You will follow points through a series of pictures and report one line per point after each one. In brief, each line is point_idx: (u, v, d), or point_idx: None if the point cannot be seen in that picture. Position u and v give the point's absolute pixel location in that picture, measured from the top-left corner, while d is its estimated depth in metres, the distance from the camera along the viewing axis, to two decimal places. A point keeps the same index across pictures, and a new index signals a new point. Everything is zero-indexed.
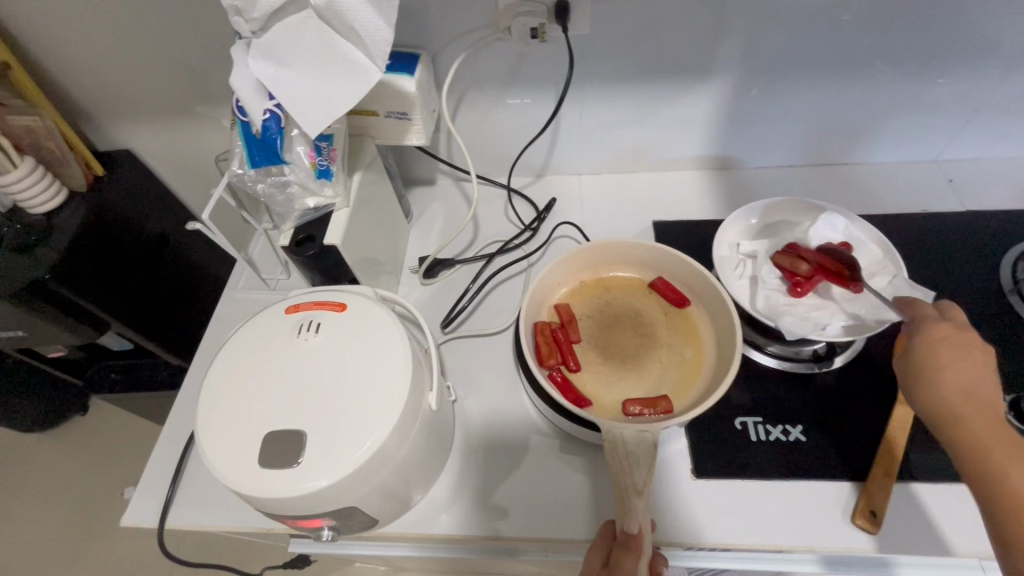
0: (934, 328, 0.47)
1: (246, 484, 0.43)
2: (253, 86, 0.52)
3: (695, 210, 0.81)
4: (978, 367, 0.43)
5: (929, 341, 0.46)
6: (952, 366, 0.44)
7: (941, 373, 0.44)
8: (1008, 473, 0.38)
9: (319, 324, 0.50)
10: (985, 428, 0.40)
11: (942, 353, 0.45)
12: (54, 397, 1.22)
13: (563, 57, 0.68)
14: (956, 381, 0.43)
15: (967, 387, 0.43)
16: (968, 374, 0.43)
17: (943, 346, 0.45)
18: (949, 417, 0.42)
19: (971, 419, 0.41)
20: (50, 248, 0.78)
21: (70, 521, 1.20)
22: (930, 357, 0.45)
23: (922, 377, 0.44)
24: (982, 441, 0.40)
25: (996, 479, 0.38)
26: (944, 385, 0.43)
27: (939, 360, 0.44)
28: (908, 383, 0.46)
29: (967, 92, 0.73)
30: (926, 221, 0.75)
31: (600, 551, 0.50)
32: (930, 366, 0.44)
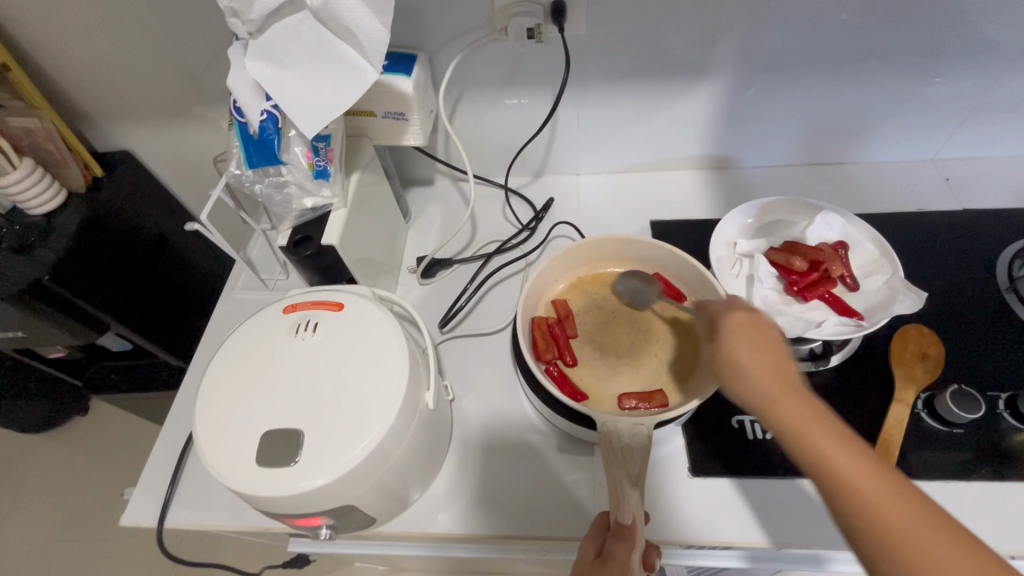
0: (737, 315, 0.41)
1: (244, 482, 0.44)
2: (250, 87, 0.52)
3: (692, 209, 0.82)
4: (767, 358, 0.38)
5: (732, 330, 0.40)
6: (759, 354, 0.39)
7: (753, 366, 0.38)
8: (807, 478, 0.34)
9: (316, 324, 0.50)
10: (807, 426, 0.35)
11: (740, 342, 0.40)
12: (54, 398, 1.22)
13: (560, 57, 0.68)
14: (762, 376, 0.37)
15: (776, 379, 0.37)
16: (761, 363, 0.38)
17: (743, 335, 0.40)
18: (772, 413, 0.36)
19: (794, 417, 0.35)
20: (50, 248, 0.78)
21: (70, 522, 1.20)
22: (738, 345, 0.39)
23: (733, 371, 0.39)
24: (821, 447, 0.33)
25: (852, 496, 0.32)
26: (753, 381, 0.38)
27: (739, 352, 0.39)
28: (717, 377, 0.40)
29: (963, 92, 0.74)
30: (922, 219, 0.75)
31: (595, 538, 0.48)
32: (732, 358, 0.39)
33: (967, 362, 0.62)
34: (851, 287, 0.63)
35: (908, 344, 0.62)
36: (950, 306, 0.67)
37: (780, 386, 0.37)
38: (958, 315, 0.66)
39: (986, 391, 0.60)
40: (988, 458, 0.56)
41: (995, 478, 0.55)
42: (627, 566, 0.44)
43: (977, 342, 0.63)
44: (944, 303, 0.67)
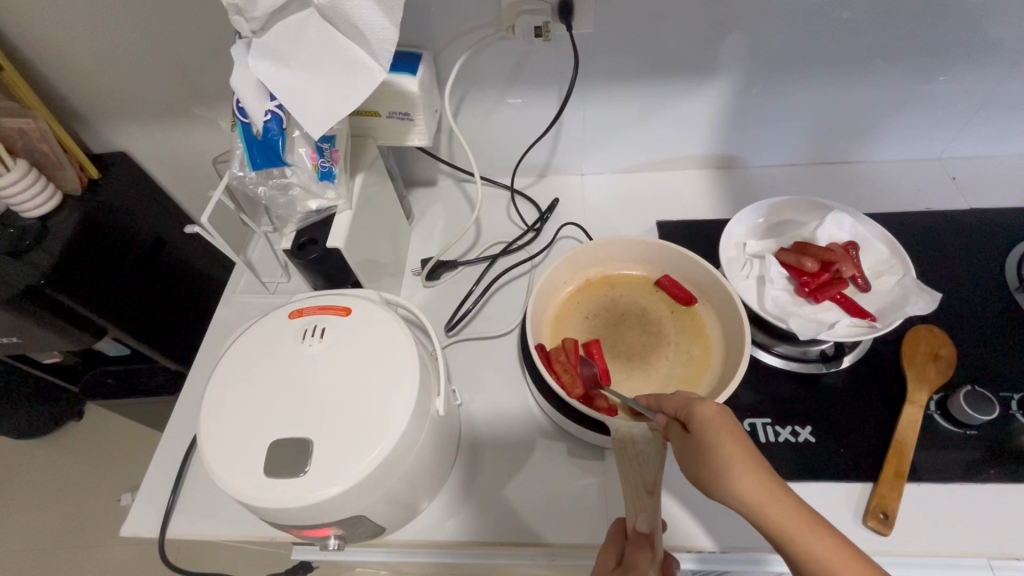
0: (705, 407, 0.42)
1: (253, 494, 0.42)
2: (254, 86, 0.51)
3: (698, 209, 0.81)
4: (740, 456, 0.39)
5: (705, 427, 0.41)
6: (736, 451, 0.40)
7: (731, 471, 0.39)
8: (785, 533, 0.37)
9: (323, 329, 0.49)
10: (793, 525, 0.37)
11: (716, 440, 0.40)
12: (49, 404, 1.20)
13: (567, 57, 0.68)
14: (748, 480, 0.38)
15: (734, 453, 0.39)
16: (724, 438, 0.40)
17: (717, 431, 0.41)
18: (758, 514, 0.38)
19: (780, 518, 0.37)
20: (45, 252, 0.76)
21: (65, 530, 1.18)
22: (711, 442, 0.40)
23: (725, 474, 0.39)
24: (801, 542, 0.36)
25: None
26: (739, 486, 0.39)
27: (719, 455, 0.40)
28: (704, 476, 0.41)
29: (971, 90, 0.73)
30: (931, 219, 0.75)
31: (614, 550, 0.47)
32: (711, 462, 0.40)
33: (979, 361, 0.62)
34: (863, 288, 0.62)
35: (919, 345, 0.61)
36: (961, 306, 0.66)
37: (765, 487, 0.38)
38: (968, 314, 0.65)
39: (999, 392, 0.60)
40: (1002, 459, 0.56)
41: (1010, 480, 0.55)
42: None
43: (988, 342, 0.63)
44: (954, 303, 0.67)
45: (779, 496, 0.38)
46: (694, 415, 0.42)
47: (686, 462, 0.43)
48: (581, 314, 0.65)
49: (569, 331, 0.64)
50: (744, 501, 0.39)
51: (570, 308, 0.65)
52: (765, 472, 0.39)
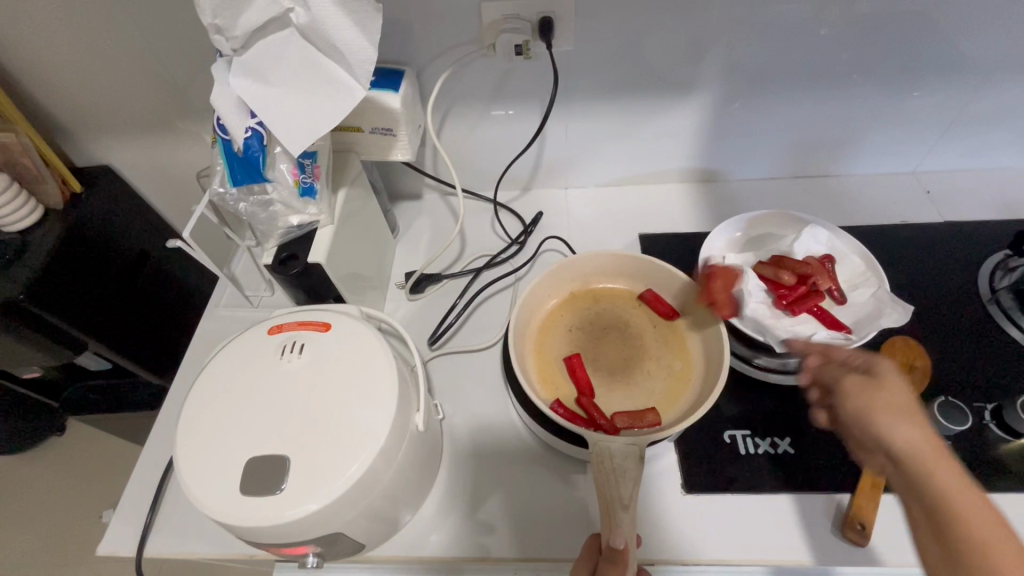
0: (884, 363, 0.41)
1: (229, 513, 0.42)
2: (235, 103, 0.51)
3: (680, 222, 0.82)
4: (913, 409, 0.37)
5: (882, 375, 0.40)
6: (904, 407, 0.37)
7: (898, 417, 0.36)
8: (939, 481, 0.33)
9: (302, 345, 0.49)
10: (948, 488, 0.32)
11: (892, 389, 0.38)
12: (29, 419, 1.18)
13: (548, 73, 0.69)
14: (911, 432, 0.35)
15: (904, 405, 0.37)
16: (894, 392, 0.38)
17: (886, 385, 0.39)
18: (913, 470, 0.34)
19: (940, 483, 0.33)
20: (24, 265, 0.75)
21: (43, 548, 1.15)
22: (874, 392, 0.38)
23: (890, 418, 0.37)
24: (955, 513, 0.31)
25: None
26: (905, 429, 0.36)
27: (888, 400, 0.38)
28: (864, 414, 0.38)
29: (942, 106, 0.75)
30: (906, 232, 0.76)
31: (587, 563, 0.48)
32: (877, 403, 0.38)
33: (953, 372, 0.63)
34: (839, 299, 0.63)
35: (895, 356, 0.62)
36: (935, 317, 0.67)
37: (933, 446, 0.35)
38: (943, 326, 0.67)
39: (973, 403, 0.61)
40: (977, 469, 0.57)
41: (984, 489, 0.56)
42: None
43: (962, 353, 0.64)
44: (929, 314, 0.68)
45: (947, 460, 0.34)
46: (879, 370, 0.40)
47: (840, 401, 0.40)
48: (564, 327, 0.65)
49: (552, 344, 0.64)
50: (904, 449, 0.35)
51: (553, 321, 0.66)
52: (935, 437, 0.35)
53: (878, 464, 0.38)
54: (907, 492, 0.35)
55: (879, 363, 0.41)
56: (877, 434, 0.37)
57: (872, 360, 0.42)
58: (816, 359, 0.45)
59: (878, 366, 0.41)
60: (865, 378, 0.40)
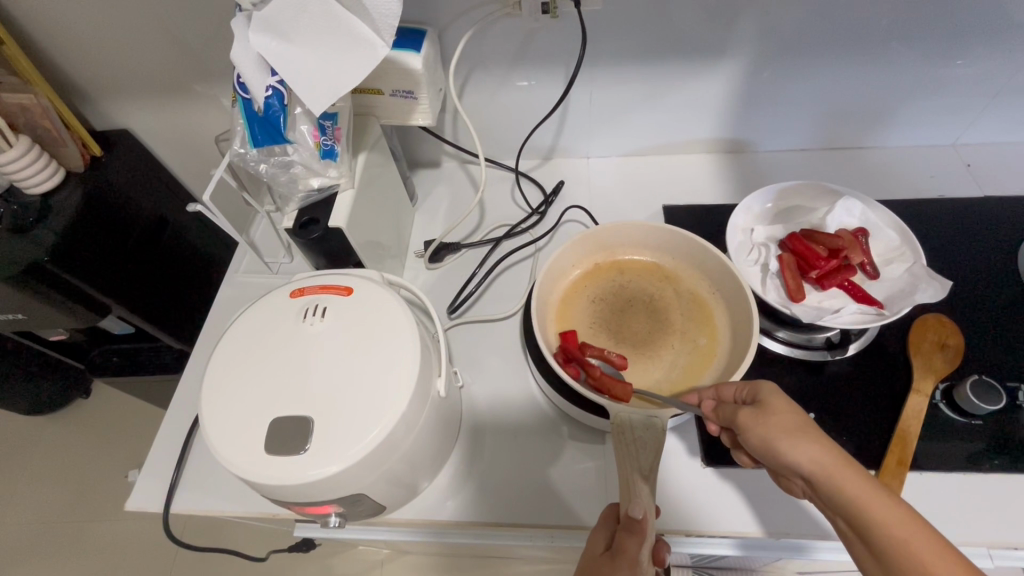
0: (767, 385, 0.45)
1: (251, 470, 0.43)
2: (255, 61, 0.50)
3: (705, 194, 0.80)
4: (807, 429, 0.40)
5: (773, 402, 0.43)
6: (805, 422, 0.41)
7: (802, 430, 0.40)
8: (837, 483, 0.37)
9: (324, 309, 0.49)
10: (867, 491, 0.36)
11: (777, 414, 0.42)
12: (57, 381, 1.21)
13: (574, 35, 0.66)
14: (816, 447, 0.39)
15: (799, 426, 0.41)
16: (785, 418, 0.41)
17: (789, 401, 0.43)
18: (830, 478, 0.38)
19: (852, 484, 0.37)
20: (49, 228, 0.76)
21: (73, 504, 1.20)
22: (789, 410, 0.42)
23: (784, 444, 0.40)
24: (873, 511, 0.35)
25: None
26: (802, 446, 0.39)
27: (782, 424, 0.41)
28: (770, 443, 0.41)
29: (990, 76, 0.71)
30: (942, 207, 0.73)
31: (605, 533, 0.47)
32: (777, 422, 0.41)
33: (987, 352, 0.61)
34: (871, 275, 0.61)
35: (927, 334, 0.60)
36: (971, 295, 0.65)
37: (835, 458, 0.38)
38: (979, 304, 0.64)
39: (1007, 382, 0.59)
40: (1007, 450, 0.56)
41: (1014, 471, 0.54)
42: (637, 561, 0.43)
43: (997, 332, 0.62)
44: (964, 292, 0.66)
45: (852, 468, 0.37)
46: (761, 390, 0.45)
47: (745, 436, 0.43)
48: (587, 298, 0.64)
49: (576, 315, 0.63)
50: (813, 466, 0.38)
51: (576, 292, 0.65)
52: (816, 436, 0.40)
53: (799, 484, 0.41)
54: (824, 501, 0.39)
55: (762, 391, 0.44)
56: (784, 459, 0.40)
57: (754, 387, 0.45)
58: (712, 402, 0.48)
59: (761, 392, 0.44)
60: (756, 409, 0.43)
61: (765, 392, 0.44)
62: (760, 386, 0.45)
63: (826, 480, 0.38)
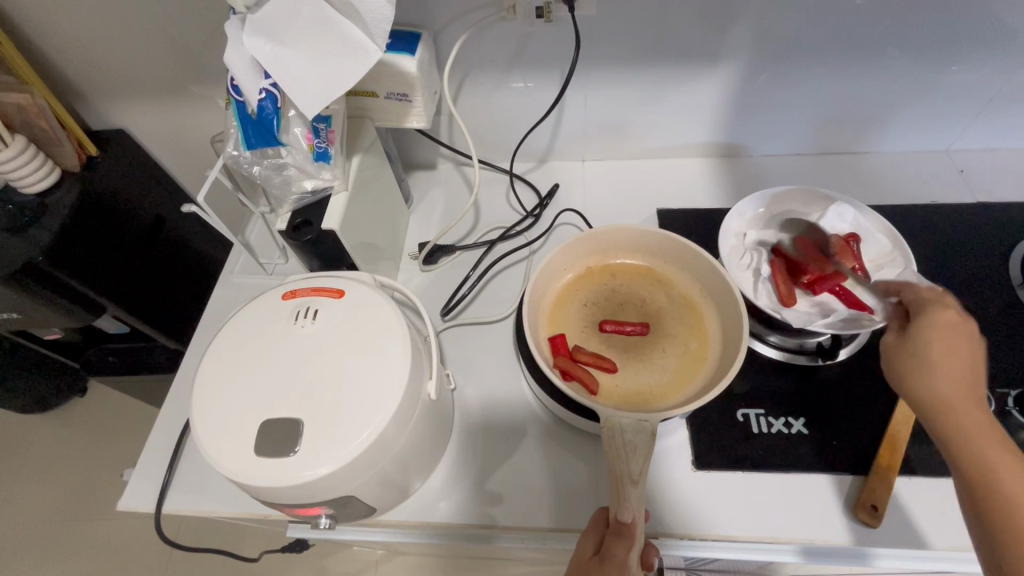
0: (949, 312, 0.44)
1: (241, 471, 0.43)
2: (248, 64, 0.50)
3: (700, 197, 0.80)
4: (969, 360, 0.42)
5: (926, 336, 0.44)
6: (956, 364, 0.42)
7: (946, 368, 0.42)
8: (955, 416, 0.41)
9: (316, 311, 0.49)
10: (980, 440, 0.39)
11: (945, 340, 0.43)
12: (53, 380, 1.22)
13: (570, 39, 0.66)
14: (951, 386, 0.42)
15: (950, 357, 0.42)
16: (942, 349, 0.43)
17: (952, 336, 0.43)
18: (944, 414, 0.41)
19: (969, 429, 0.40)
20: (44, 228, 0.76)
21: (68, 503, 1.20)
22: (942, 348, 0.43)
23: (923, 373, 0.43)
24: (976, 442, 0.39)
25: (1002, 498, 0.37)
26: (945, 379, 0.42)
27: (952, 364, 0.42)
28: (909, 369, 0.44)
29: (983, 82, 0.72)
30: (935, 212, 0.74)
31: (594, 536, 0.47)
32: (926, 352, 0.43)
33: None
34: (864, 280, 0.61)
35: None
36: (962, 301, 0.65)
37: (963, 395, 0.41)
38: (969, 310, 0.65)
39: (996, 388, 0.59)
40: None
41: None
42: (626, 564, 0.43)
43: (988, 338, 0.62)
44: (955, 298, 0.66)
45: (966, 412, 0.41)
46: (929, 318, 0.45)
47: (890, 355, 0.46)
48: (580, 302, 0.65)
49: (568, 318, 0.63)
50: (935, 401, 0.42)
51: (569, 296, 0.65)
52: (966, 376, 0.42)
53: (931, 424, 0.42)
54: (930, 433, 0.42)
55: (926, 319, 0.45)
56: (913, 386, 0.43)
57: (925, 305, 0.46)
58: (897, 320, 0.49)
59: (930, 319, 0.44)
60: (904, 342, 0.45)
61: (931, 319, 0.44)
62: (930, 312, 0.45)
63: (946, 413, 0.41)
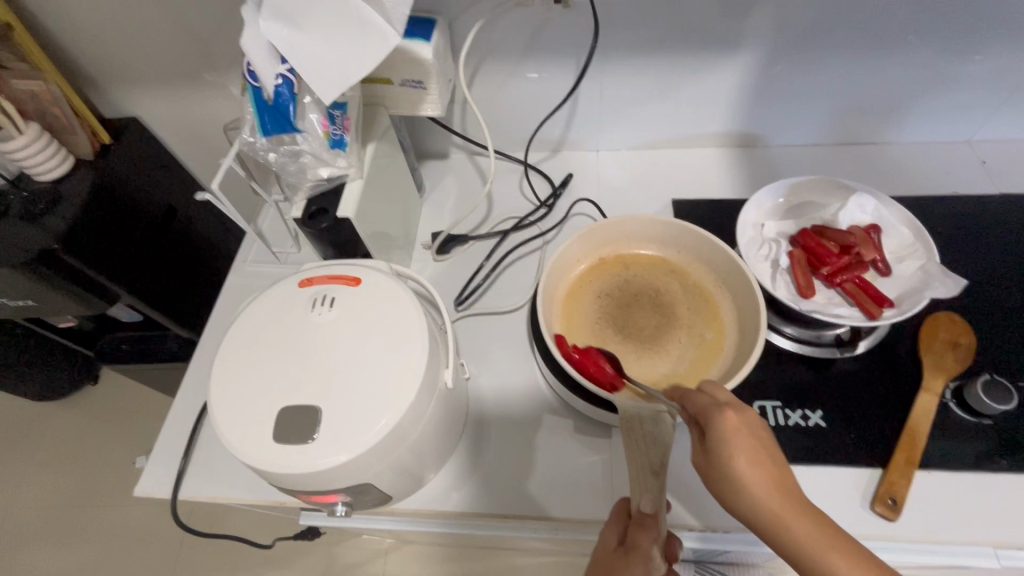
0: (729, 415, 0.40)
1: (260, 457, 0.43)
2: (265, 49, 0.50)
3: (715, 188, 0.79)
4: (758, 464, 0.39)
5: (735, 477, 0.39)
6: (763, 471, 0.39)
7: (757, 482, 0.38)
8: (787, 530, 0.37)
9: (333, 298, 0.49)
10: (819, 546, 0.36)
11: (730, 457, 0.39)
12: (67, 368, 1.23)
13: (587, 26, 0.65)
14: (763, 507, 0.38)
15: (725, 474, 0.39)
16: (730, 459, 0.39)
17: (741, 441, 0.39)
18: (778, 534, 0.37)
19: (808, 541, 0.36)
20: (59, 216, 0.76)
21: (81, 489, 1.21)
22: (739, 456, 0.39)
23: (736, 489, 0.39)
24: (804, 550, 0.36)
25: None
26: (753, 491, 0.38)
27: (728, 481, 0.39)
28: (723, 483, 0.40)
29: (1008, 71, 0.70)
30: (956, 204, 0.72)
31: (616, 527, 0.48)
32: (723, 464, 0.39)
33: (998, 350, 0.60)
34: (883, 272, 0.61)
35: (938, 332, 0.60)
36: (984, 294, 0.64)
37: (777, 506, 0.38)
38: (991, 303, 0.64)
39: (1018, 382, 0.58)
40: (1016, 450, 0.55)
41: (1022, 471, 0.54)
42: (651, 556, 0.44)
43: (1010, 332, 0.61)
44: (977, 290, 0.65)
45: (794, 525, 0.37)
46: (712, 425, 0.40)
47: (702, 468, 0.42)
48: (594, 293, 0.64)
49: (582, 309, 0.63)
50: (756, 521, 0.38)
51: (583, 287, 0.65)
52: (760, 477, 0.38)
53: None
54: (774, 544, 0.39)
55: (727, 455, 0.39)
56: (735, 503, 0.39)
57: (709, 422, 0.41)
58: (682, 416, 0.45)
59: (713, 431, 0.40)
60: (705, 454, 0.41)
61: (718, 424, 0.40)
62: (714, 412, 0.41)
63: (775, 530, 0.38)
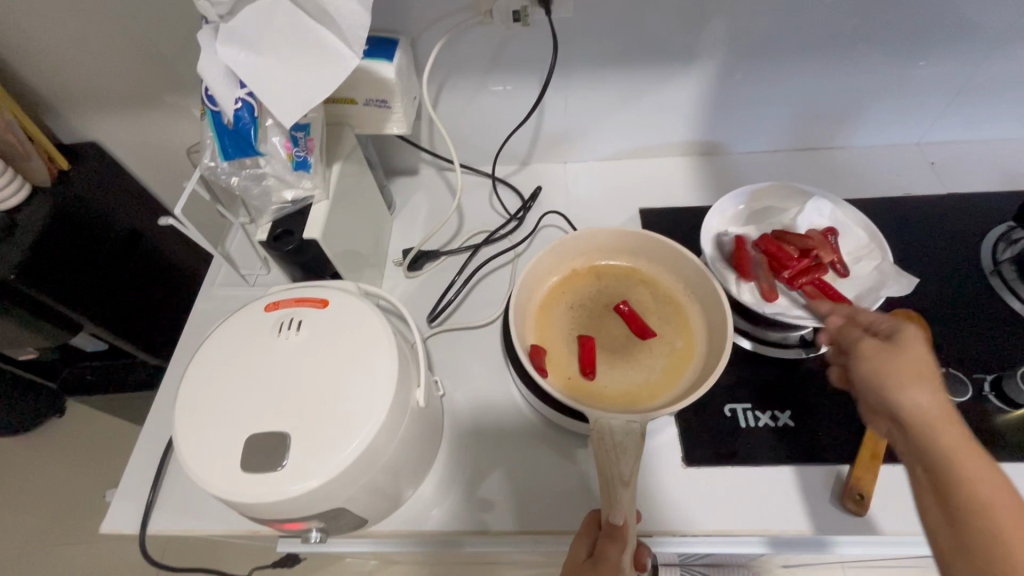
0: (916, 331, 0.42)
1: (226, 488, 0.42)
2: (222, 73, 0.49)
3: (680, 196, 0.81)
4: (933, 375, 0.39)
5: (899, 369, 0.40)
6: (933, 382, 0.39)
7: (929, 382, 0.39)
8: (936, 429, 0.37)
9: (300, 322, 0.49)
10: (964, 449, 0.35)
11: (908, 354, 0.41)
12: (28, 404, 1.18)
13: (547, 43, 0.67)
14: (931, 399, 0.38)
15: (900, 366, 0.40)
16: (908, 356, 0.41)
17: (922, 352, 0.41)
18: (922, 428, 0.38)
19: (951, 444, 0.36)
20: (13, 245, 0.74)
21: (46, 528, 1.16)
22: (919, 359, 0.40)
23: (900, 380, 0.39)
24: (948, 450, 0.36)
25: (978, 508, 0.33)
26: (920, 389, 0.39)
27: (905, 368, 0.40)
28: (882, 371, 0.40)
29: (951, 75, 0.74)
30: (908, 205, 0.75)
31: (586, 540, 0.48)
32: (895, 357, 0.41)
33: (954, 344, 0.63)
34: (842, 273, 0.62)
35: None
36: (938, 291, 0.67)
37: (942, 411, 0.38)
38: (946, 300, 0.66)
39: (973, 373, 0.61)
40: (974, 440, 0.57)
41: None
42: (619, 566, 0.44)
43: (963, 326, 0.64)
44: (931, 288, 0.67)
45: (959, 427, 0.37)
46: (902, 331, 0.43)
47: (856, 359, 0.43)
48: (566, 305, 0.65)
49: (554, 322, 0.63)
50: (913, 408, 0.38)
51: (555, 299, 0.65)
52: (937, 385, 0.39)
53: (887, 424, 0.41)
54: (908, 445, 0.39)
55: (905, 351, 0.41)
56: (886, 394, 0.40)
57: (896, 327, 0.44)
58: (841, 321, 0.48)
59: (900, 331, 0.43)
60: (882, 343, 0.42)
61: (906, 333, 0.42)
62: (906, 325, 0.43)
63: (924, 427, 0.38)
